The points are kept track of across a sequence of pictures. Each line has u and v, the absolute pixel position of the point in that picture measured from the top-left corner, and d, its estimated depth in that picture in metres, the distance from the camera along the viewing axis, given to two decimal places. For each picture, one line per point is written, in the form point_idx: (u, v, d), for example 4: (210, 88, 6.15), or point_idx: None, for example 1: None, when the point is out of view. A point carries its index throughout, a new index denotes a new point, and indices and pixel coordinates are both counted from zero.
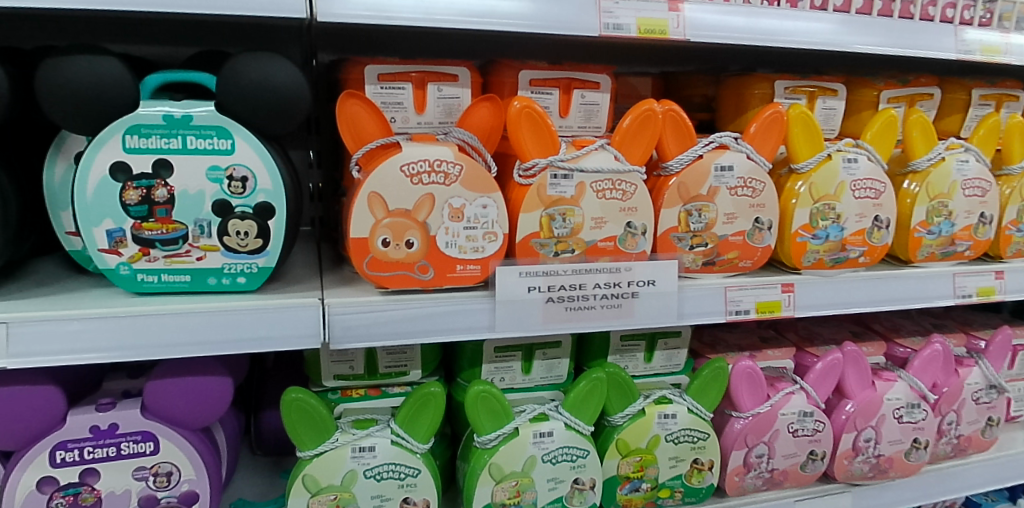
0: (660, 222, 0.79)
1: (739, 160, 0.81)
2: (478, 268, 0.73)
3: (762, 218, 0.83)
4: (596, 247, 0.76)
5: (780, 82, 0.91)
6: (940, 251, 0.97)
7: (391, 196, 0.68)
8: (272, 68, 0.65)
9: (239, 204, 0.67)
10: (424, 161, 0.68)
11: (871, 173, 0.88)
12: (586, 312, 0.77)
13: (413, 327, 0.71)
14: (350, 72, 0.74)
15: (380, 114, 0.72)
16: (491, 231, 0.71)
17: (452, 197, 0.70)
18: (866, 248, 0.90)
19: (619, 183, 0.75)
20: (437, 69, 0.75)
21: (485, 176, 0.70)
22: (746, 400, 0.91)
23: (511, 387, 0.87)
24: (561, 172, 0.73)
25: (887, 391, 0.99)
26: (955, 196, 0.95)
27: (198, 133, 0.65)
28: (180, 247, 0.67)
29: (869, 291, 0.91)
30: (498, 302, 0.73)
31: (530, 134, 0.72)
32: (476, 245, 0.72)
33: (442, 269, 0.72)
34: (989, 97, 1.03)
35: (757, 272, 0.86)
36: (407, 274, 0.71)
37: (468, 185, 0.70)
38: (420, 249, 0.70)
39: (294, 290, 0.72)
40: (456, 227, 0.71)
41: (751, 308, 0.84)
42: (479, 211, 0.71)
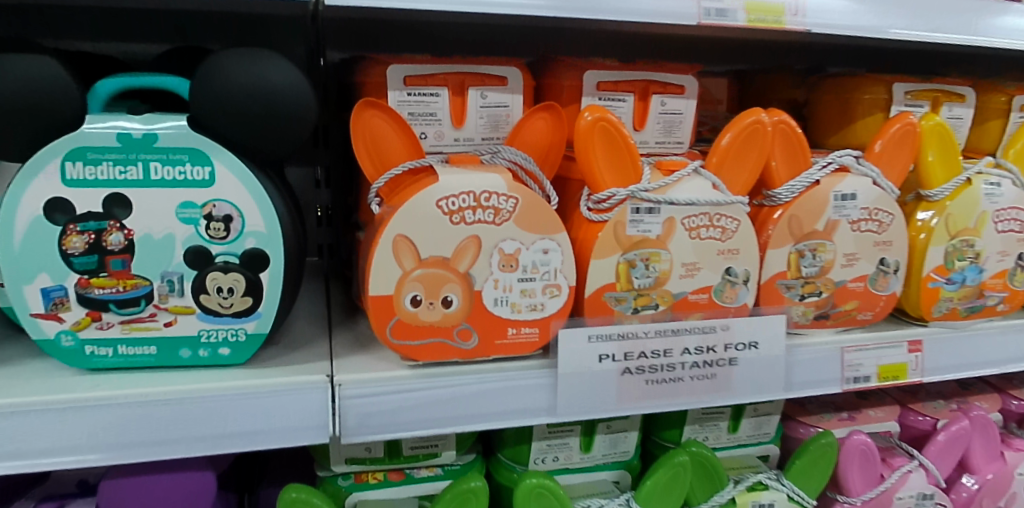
0: (765, 266, 0.61)
1: (864, 186, 0.63)
2: (536, 332, 0.55)
3: (887, 259, 0.66)
4: (686, 300, 0.59)
5: (900, 86, 0.72)
6: None
7: (423, 241, 0.51)
8: (263, 69, 0.48)
9: (220, 252, 0.50)
10: (467, 195, 0.51)
11: (1018, 200, 0.70)
12: (672, 386, 0.59)
13: (451, 412, 0.54)
14: (368, 73, 0.57)
15: (407, 129, 0.55)
16: (553, 284, 0.54)
17: (504, 241, 0.52)
18: (1008, 293, 0.72)
19: (718, 219, 0.57)
20: (480, 69, 0.57)
21: (547, 211, 0.53)
22: (857, 483, 0.74)
23: (566, 468, 0.69)
24: (645, 204, 0.55)
25: (1017, 464, 0.81)
26: None
27: (165, 159, 0.48)
28: (142, 309, 0.50)
29: (1011, 347, 0.73)
30: (562, 376, 0.56)
31: (606, 156, 0.55)
32: (533, 302, 0.54)
33: (490, 333, 0.54)
34: None
35: (876, 325, 0.69)
36: (444, 342, 0.54)
37: (525, 224, 0.53)
38: (461, 308, 0.53)
39: (295, 360, 0.55)
40: (509, 279, 0.53)
41: (873, 374, 0.67)
42: (539, 258, 0.54)
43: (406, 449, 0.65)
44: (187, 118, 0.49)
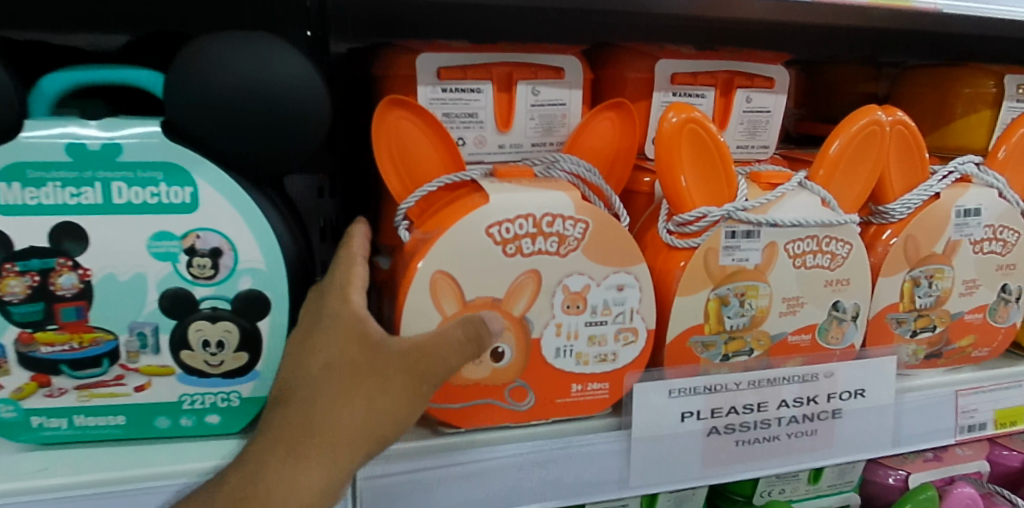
0: (876, 298, 0.51)
1: (989, 199, 0.52)
2: (607, 388, 0.45)
3: (1010, 286, 0.55)
4: (783, 343, 0.48)
5: (1012, 77, 0.61)
6: None
7: (469, 279, 0.41)
8: (258, 57, 0.37)
9: (207, 296, 0.38)
10: (525, 218, 0.41)
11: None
12: (767, 446, 0.48)
13: (501, 490, 0.42)
14: (391, 63, 0.45)
15: (442, 134, 0.44)
16: (628, 328, 0.44)
17: (571, 274, 0.42)
18: None
19: (827, 243, 0.47)
20: (532, 58, 0.46)
21: (623, 238, 0.42)
22: None
23: None
24: (743, 227, 0.44)
25: None
26: None
27: (133, 177, 0.36)
28: (105, 371, 0.38)
29: None
30: (637, 441, 0.44)
31: (696, 169, 0.44)
32: (603, 351, 0.44)
33: (550, 390, 0.44)
34: None
35: (991, 362, 0.58)
36: (493, 403, 0.43)
37: (596, 254, 0.42)
38: (515, 362, 0.43)
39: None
40: (575, 323, 0.43)
41: (988, 420, 0.55)
42: (613, 297, 0.43)
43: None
44: (160, 123, 0.37)
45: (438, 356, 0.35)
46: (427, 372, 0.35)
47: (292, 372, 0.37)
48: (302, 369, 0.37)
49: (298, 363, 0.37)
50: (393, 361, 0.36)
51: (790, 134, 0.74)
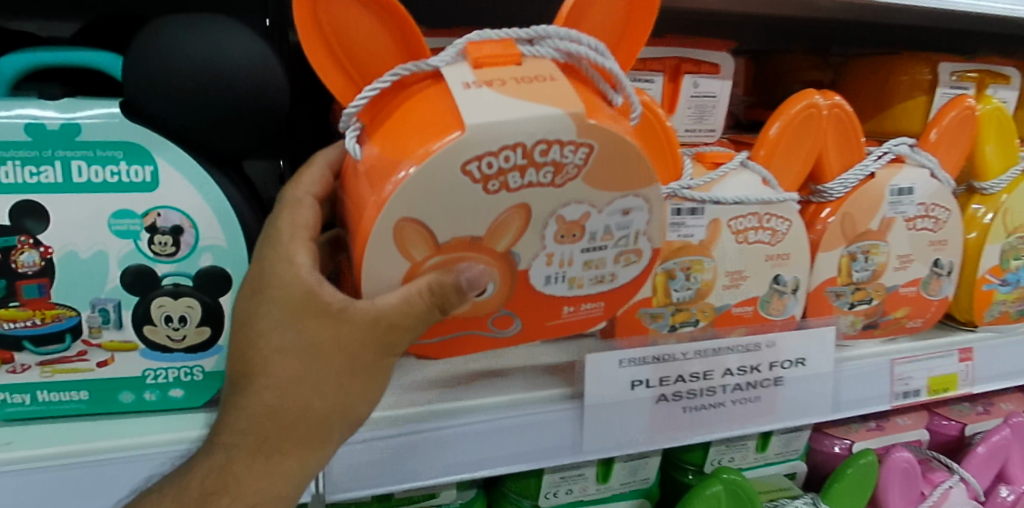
0: (815, 272, 0.54)
1: (922, 179, 0.56)
2: (600, 306, 0.42)
3: (942, 261, 0.59)
4: (727, 314, 0.52)
5: (946, 65, 0.64)
6: None
7: (441, 223, 0.35)
8: (218, 38, 0.38)
9: (169, 273, 0.40)
10: (514, 148, 0.33)
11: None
12: (713, 413, 0.51)
13: (461, 457, 0.45)
14: None
15: (392, 20, 0.36)
16: (631, 250, 0.40)
17: (569, 201, 0.36)
18: None
19: (768, 220, 0.50)
20: None
21: (634, 160, 0.36)
22: (896, 503, 0.66)
23: (580, 501, 0.60)
24: (688, 204, 0.47)
25: None
26: None
27: (92, 155, 0.37)
28: (68, 347, 0.39)
29: None
30: (589, 410, 0.46)
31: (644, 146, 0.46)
32: (600, 273, 0.40)
33: (541, 314, 0.41)
34: None
35: (924, 333, 0.61)
36: (473, 334, 0.41)
37: (597, 180, 0.36)
38: (496, 294, 0.39)
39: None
40: (569, 251, 0.39)
41: (922, 387, 0.59)
42: (619, 220, 0.38)
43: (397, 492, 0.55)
44: (119, 103, 0.38)
45: (401, 320, 0.35)
46: (391, 344, 0.35)
47: (248, 351, 0.36)
48: (255, 352, 0.35)
49: (251, 345, 0.36)
50: (359, 340, 0.35)
51: (741, 120, 0.77)
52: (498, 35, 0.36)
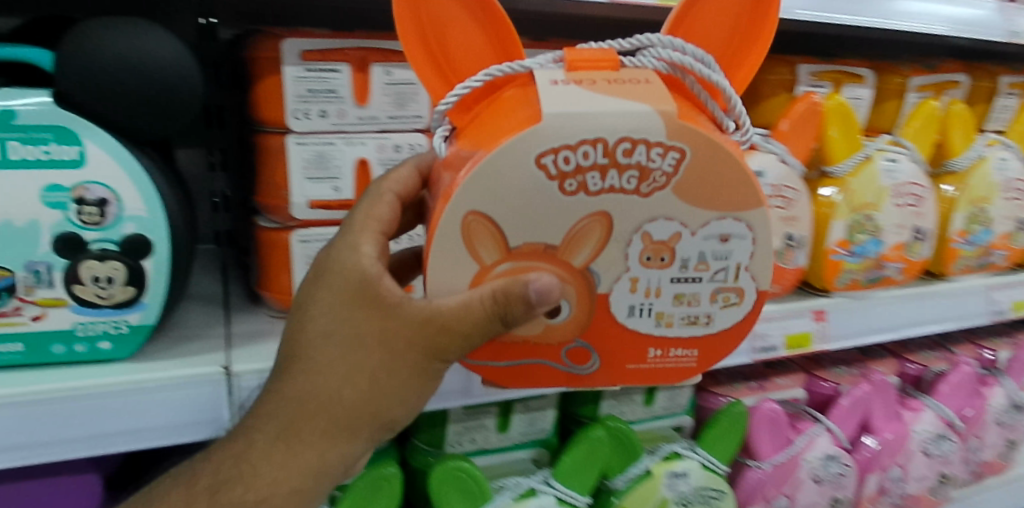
0: None
1: (771, 163, 0.66)
2: (693, 353, 0.45)
3: (794, 234, 0.68)
4: None
5: (803, 66, 0.73)
6: (975, 263, 0.84)
7: (517, 226, 0.40)
8: (140, 39, 0.44)
9: (95, 239, 0.46)
10: (592, 144, 0.38)
11: (914, 176, 0.73)
12: None
13: None
14: (261, 48, 0.53)
15: (495, 26, 0.42)
16: (725, 289, 0.43)
17: (660, 215, 0.40)
18: (904, 264, 0.76)
19: None
20: (383, 44, 0.55)
21: (719, 177, 0.40)
22: (765, 448, 0.76)
23: (483, 449, 0.68)
24: None
25: (914, 423, 0.86)
26: (996, 200, 0.82)
27: (24, 137, 0.43)
28: (4, 303, 0.45)
29: (908, 314, 0.77)
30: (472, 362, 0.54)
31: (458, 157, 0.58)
32: (692, 313, 0.44)
33: (629, 351, 0.45)
34: (1016, 86, 0.88)
35: (782, 298, 0.71)
36: (545, 364, 0.45)
37: (687, 196, 0.40)
38: (574, 318, 0.43)
39: (193, 348, 0.52)
40: (658, 279, 0.42)
41: (779, 344, 0.68)
42: (715, 247, 0.42)
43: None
44: (51, 93, 0.44)
45: (455, 323, 0.39)
46: (436, 345, 0.40)
47: (299, 336, 0.43)
48: (305, 338, 0.43)
49: (303, 331, 0.43)
50: (405, 336, 0.41)
51: None
52: (599, 47, 0.42)
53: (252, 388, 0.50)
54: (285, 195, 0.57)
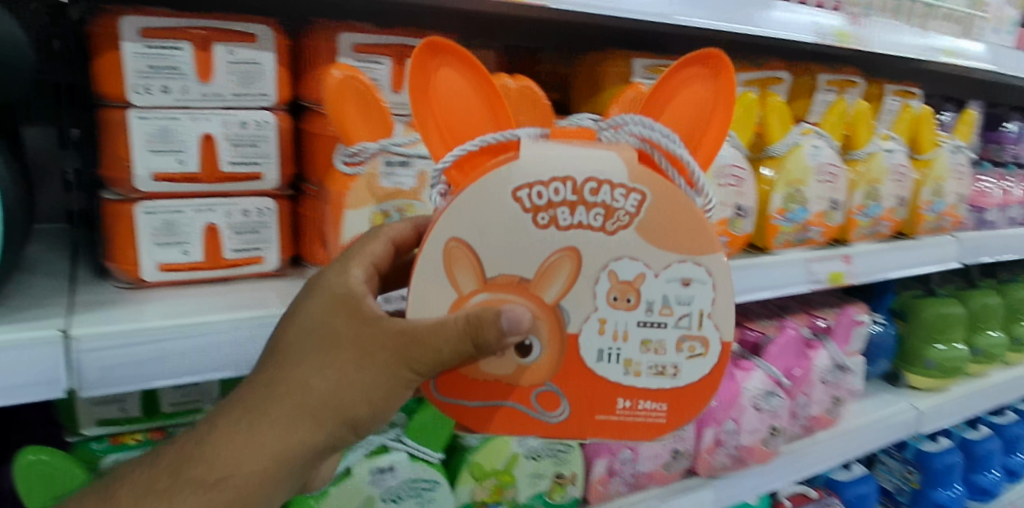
0: None
1: None
2: (661, 405, 0.56)
3: None
4: None
5: (636, 61, 0.89)
6: (795, 238, 0.97)
7: (487, 251, 0.52)
8: None
9: None
10: (546, 181, 0.51)
11: (737, 160, 0.87)
12: None
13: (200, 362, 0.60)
14: (100, 24, 0.63)
15: (484, 90, 0.55)
16: (692, 341, 0.55)
17: (625, 255, 0.53)
18: (729, 238, 0.88)
19: None
20: (227, 28, 0.67)
21: (679, 225, 0.53)
22: None
23: None
24: (398, 157, 0.75)
25: (745, 381, 0.97)
26: (810, 181, 0.97)
27: None
28: None
29: (742, 278, 0.86)
30: None
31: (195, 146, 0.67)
32: (659, 363, 0.55)
33: (602, 398, 0.55)
34: (834, 83, 1.06)
35: None
36: (516, 406, 0.55)
37: (647, 237, 0.52)
38: (551, 354, 0.54)
39: (45, 311, 0.60)
40: (626, 323, 0.54)
41: None
42: (676, 290, 0.53)
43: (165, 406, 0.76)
44: None
45: (433, 336, 0.50)
46: (407, 355, 0.51)
47: (286, 334, 0.55)
48: (292, 335, 0.55)
49: (291, 330, 0.55)
50: (382, 342, 0.52)
51: None
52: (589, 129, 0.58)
53: (93, 349, 0.56)
54: (127, 166, 0.66)
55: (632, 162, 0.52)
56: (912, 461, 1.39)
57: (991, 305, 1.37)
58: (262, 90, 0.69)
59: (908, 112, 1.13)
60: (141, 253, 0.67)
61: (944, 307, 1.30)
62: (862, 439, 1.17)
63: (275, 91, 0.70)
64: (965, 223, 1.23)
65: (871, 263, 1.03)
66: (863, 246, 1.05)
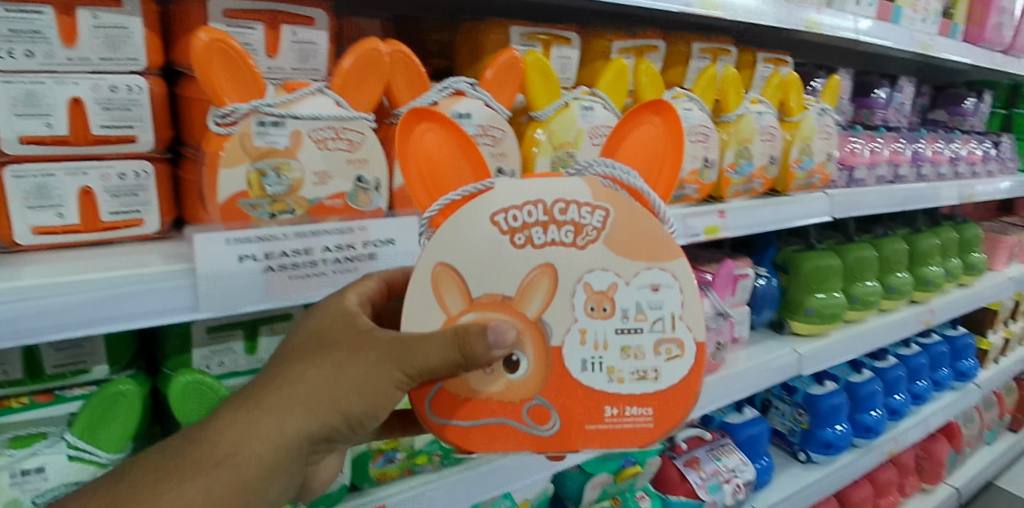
0: (536, 167, 0.95)
1: (599, 108, 0.98)
2: (646, 407, 0.68)
3: None
4: None
5: (615, 43, 1.06)
6: (743, 188, 1.21)
7: (529, 278, 0.66)
8: None
9: None
10: (559, 202, 0.66)
11: (702, 121, 1.11)
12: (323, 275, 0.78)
13: (301, 288, 0.75)
14: (190, 7, 0.74)
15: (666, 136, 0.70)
16: (667, 345, 0.67)
17: (597, 267, 0.66)
18: (698, 185, 1.13)
19: (490, 130, 0.88)
20: (290, 10, 0.77)
21: (646, 247, 0.67)
22: None
23: None
24: (463, 113, 0.85)
25: None
26: (756, 141, 1.19)
27: None
28: None
29: (704, 218, 1.12)
30: (377, 260, 0.80)
31: (232, 90, 0.71)
32: (643, 369, 0.67)
33: (591, 407, 0.68)
34: (769, 61, 1.26)
35: None
36: (518, 419, 0.67)
37: (619, 251, 0.66)
38: (540, 366, 0.67)
39: (143, 264, 0.71)
40: (604, 337, 0.67)
41: None
42: (647, 296, 0.67)
43: (197, 348, 0.82)
44: None
45: (425, 345, 0.62)
46: (400, 358, 0.62)
47: (300, 340, 0.66)
48: (304, 340, 0.66)
49: (306, 336, 0.66)
50: (379, 347, 0.63)
51: None
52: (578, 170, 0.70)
53: (218, 275, 0.71)
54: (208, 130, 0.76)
55: (595, 189, 0.66)
56: (802, 405, 1.66)
57: (865, 259, 1.59)
58: (316, 67, 0.80)
59: (777, 77, 1.24)
60: (220, 184, 0.72)
61: (823, 260, 1.49)
62: (788, 363, 1.41)
63: (325, 68, 0.81)
64: (837, 180, 1.46)
65: (796, 209, 1.27)
66: (796, 195, 1.29)
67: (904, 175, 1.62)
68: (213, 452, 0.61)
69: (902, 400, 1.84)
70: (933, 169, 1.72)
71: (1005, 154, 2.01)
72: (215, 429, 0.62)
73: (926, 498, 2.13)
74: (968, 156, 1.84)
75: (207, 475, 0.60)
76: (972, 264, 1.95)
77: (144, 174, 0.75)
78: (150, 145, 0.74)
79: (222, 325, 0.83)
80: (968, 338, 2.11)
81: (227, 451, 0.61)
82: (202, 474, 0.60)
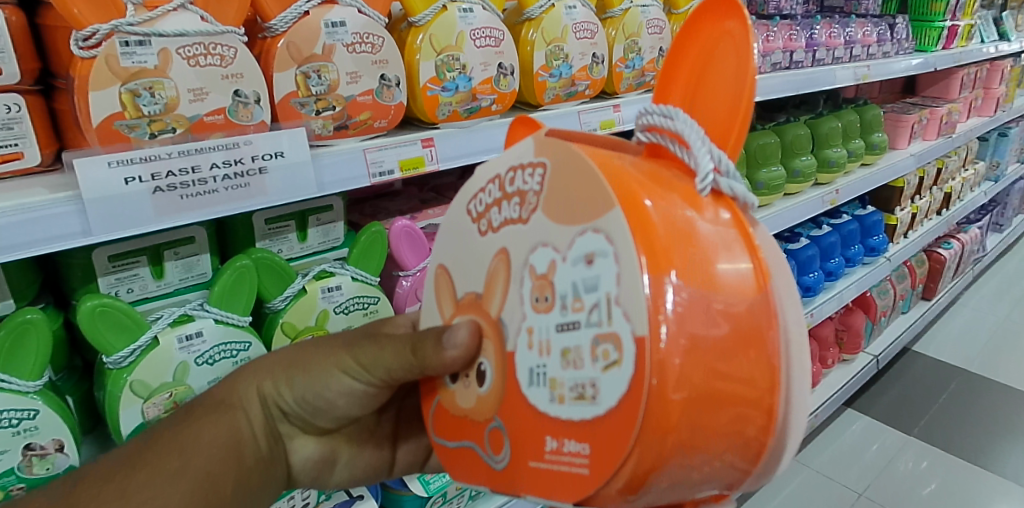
0: (420, 73, 0.97)
1: (478, 9, 1.01)
2: (586, 445, 0.49)
3: (504, 64, 1.05)
4: (355, 101, 0.91)
5: None
6: (635, 82, 1.27)
7: (491, 271, 0.60)
8: None
9: None
10: (516, 170, 0.60)
11: (586, 17, 1.14)
12: (211, 195, 0.76)
13: (196, 206, 0.76)
14: None
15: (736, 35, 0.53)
16: (607, 351, 0.48)
17: (539, 243, 0.54)
18: (589, 82, 1.18)
19: (367, 38, 0.90)
20: None
21: (583, 204, 0.51)
22: (409, 259, 1.07)
23: (292, 256, 1.00)
24: (335, 21, 0.86)
25: None
26: (642, 35, 1.24)
27: None
28: None
29: (599, 113, 1.17)
30: (269, 170, 0.81)
31: (84, 4, 0.70)
32: (583, 392, 0.49)
33: (531, 437, 0.54)
34: None
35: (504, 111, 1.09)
36: (479, 444, 0.60)
37: (551, 216, 0.54)
38: (498, 376, 0.58)
39: (29, 195, 0.69)
40: (547, 337, 0.52)
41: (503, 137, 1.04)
42: (583, 274, 0.50)
43: (101, 277, 0.84)
44: None
45: (378, 340, 0.67)
46: (349, 346, 0.70)
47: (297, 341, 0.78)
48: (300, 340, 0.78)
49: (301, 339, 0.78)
50: (339, 336, 0.73)
51: None
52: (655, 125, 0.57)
53: (101, 198, 0.70)
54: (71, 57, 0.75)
55: (541, 147, 0.57)
56: None
57: (767, 145, 1.67)
58: None
59: None
60: (93, 108, 0.72)
61: None
62: None
63: None
64: None
65: None
66: None
67: (799, 61, 1.70)
68: (210, 402, 0.70)
69: (816, 278, 1.95)
70: (829, 54, 1.80)
71: (901, 35, 2.10)
72: (213, 392, 0.72)
73: (846, 367, 2.32)
74: (863, 38, 1.92)
75: (209, 420, 0.68)
76: (874, 144, 2.06)
77: (17, 107, 0.74)
78: (17, 77, 0.74)
79: (125, 252, 0.85)
80: (879, 216, 2.24)
81: (220, 400, 0.71)
82: (203, 415, 0.69)
